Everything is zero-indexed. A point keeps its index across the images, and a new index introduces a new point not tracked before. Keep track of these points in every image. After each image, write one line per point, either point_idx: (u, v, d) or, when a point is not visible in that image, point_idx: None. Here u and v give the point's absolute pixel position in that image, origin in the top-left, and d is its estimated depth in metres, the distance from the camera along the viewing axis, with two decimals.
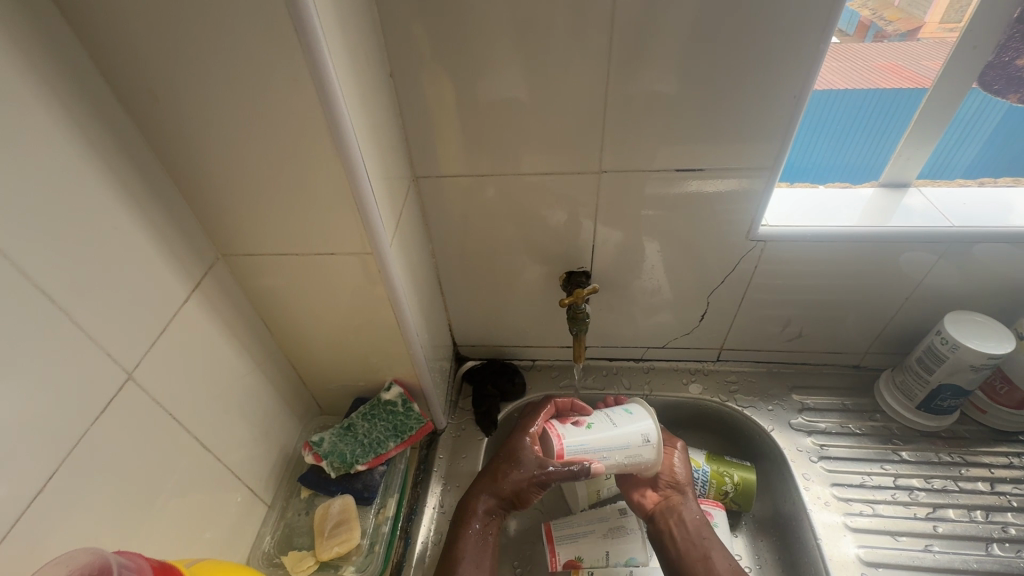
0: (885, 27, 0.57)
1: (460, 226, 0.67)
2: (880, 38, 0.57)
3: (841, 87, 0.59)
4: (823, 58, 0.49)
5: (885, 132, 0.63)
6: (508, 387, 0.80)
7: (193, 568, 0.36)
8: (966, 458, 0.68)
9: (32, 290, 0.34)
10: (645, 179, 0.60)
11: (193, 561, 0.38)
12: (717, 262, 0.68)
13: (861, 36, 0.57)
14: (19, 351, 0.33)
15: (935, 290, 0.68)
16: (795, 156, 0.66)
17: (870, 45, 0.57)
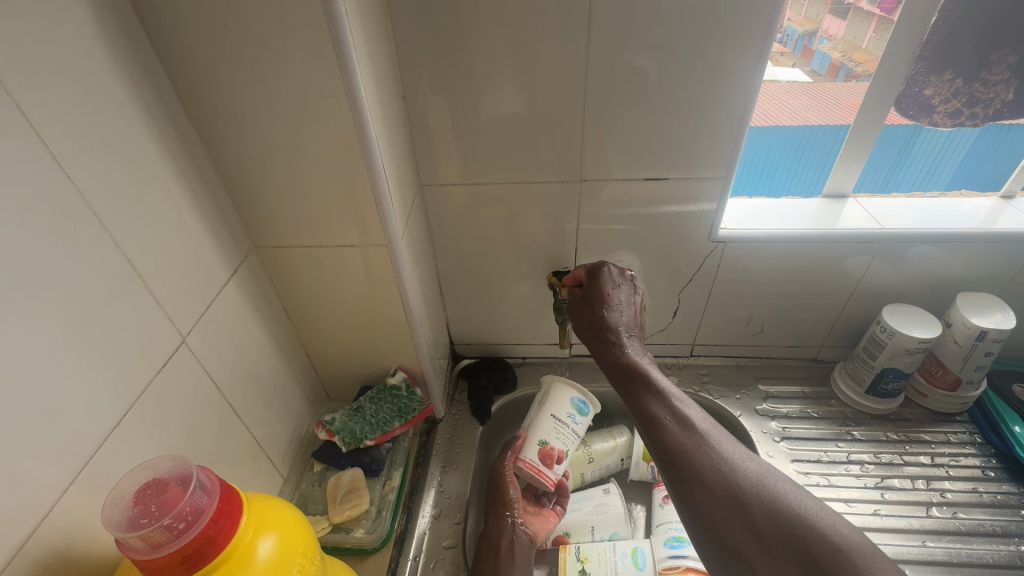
0: (855, 68, 0.67)
1: (458, 231, 0.75)
2: (853, 77, 0.67)
3: (815, 122, 0.71)
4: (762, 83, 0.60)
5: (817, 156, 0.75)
6: (501, 381, 0.87)
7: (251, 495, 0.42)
8: (909, 436, 0.77)
9: (120, 256, 0.41)
10: (620, 187, 0.69)
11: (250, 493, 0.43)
12: (685, 262, 0.76)
13: (832, 77, 0.68)
14: (108, 305, 0.40)
15: (874, 286, 0.78)
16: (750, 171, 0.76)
17: (841, 84, 0.68)
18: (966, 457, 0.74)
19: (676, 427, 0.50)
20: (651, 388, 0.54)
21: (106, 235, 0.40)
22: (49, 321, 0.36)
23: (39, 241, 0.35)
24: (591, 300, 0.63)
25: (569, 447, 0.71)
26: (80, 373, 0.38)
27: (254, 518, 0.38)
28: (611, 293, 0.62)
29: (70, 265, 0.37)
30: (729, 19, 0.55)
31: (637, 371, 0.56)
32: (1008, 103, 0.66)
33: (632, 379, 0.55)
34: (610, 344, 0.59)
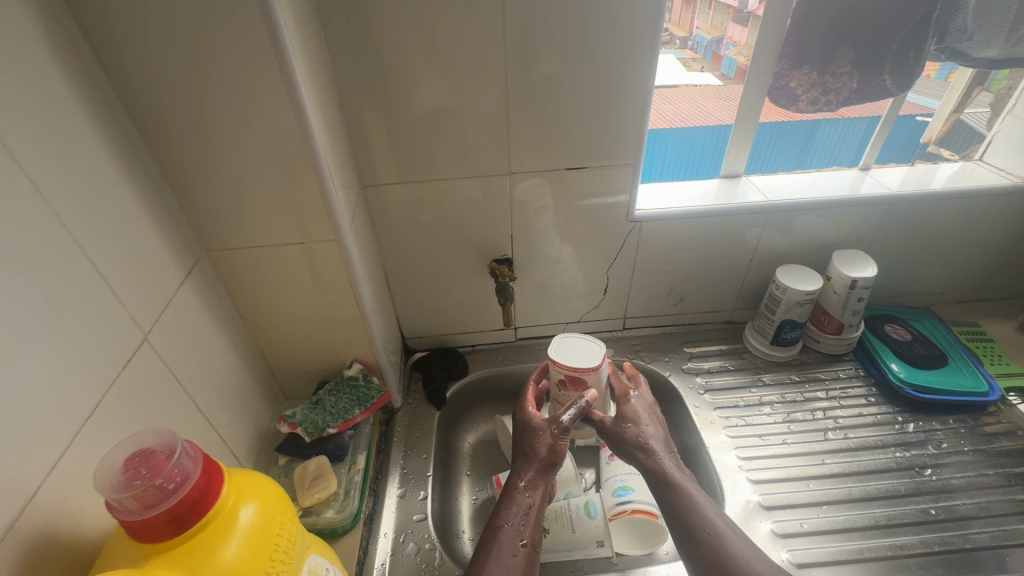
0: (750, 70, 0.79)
1: (401, 228, 0.80)
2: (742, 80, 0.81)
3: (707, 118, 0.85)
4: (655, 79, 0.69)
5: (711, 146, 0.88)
6: (454, 368, 0.93)
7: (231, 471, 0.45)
8: (808, 376, 0.90)
9: (79, 257, 0.43)
10: (546, 178, 0.76)
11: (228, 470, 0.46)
12: (609, 243, 0.85)
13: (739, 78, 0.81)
14: (70, 303, 0.42)
15: (767, 252, 0.91)
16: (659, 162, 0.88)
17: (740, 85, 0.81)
18: (852, 389, 0.88)
19: (709, 531, 0.58)
20: (685, 495, 0.62)
21: (65, 236, 0.42)
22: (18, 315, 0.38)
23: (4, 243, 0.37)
24: (621, 423, 0.72)
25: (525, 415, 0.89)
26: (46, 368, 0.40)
27: (235, 486, 0.42)
28: (639, 413, 0.73)
29: (33, 265, 0.39)
30: (624, 25, 0.64)
31: (670, 479, 0.64)
32: (854, 90, 0.79)
33: (666, 489, 0.64)
34: (645, 457, 0.68)
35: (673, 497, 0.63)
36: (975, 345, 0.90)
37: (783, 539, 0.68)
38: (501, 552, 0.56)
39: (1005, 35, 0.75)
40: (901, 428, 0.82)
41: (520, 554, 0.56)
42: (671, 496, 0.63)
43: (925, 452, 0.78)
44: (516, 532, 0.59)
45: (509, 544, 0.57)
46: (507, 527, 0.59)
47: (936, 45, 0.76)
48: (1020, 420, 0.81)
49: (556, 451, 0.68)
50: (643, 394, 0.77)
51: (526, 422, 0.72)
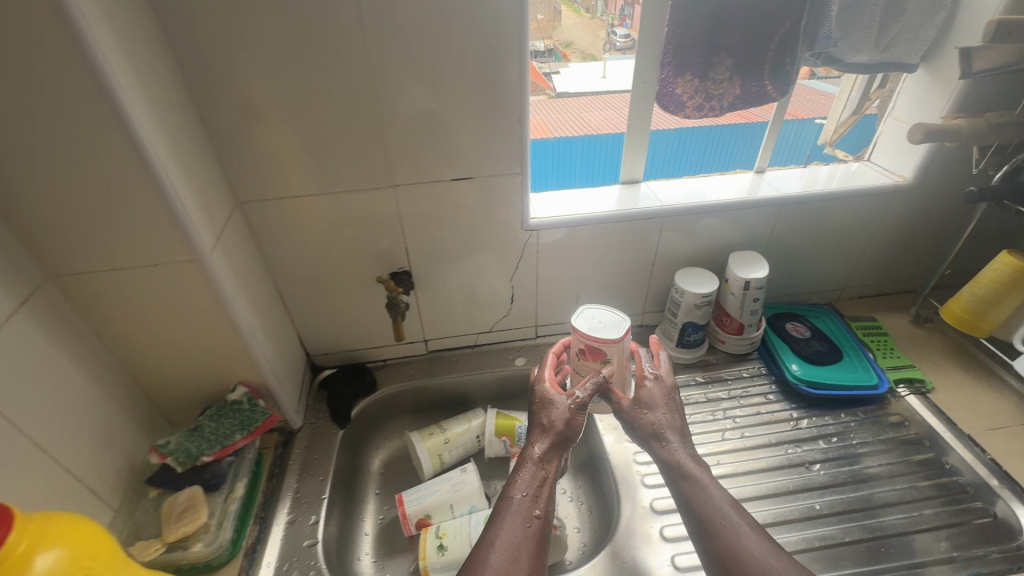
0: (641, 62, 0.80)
1: (289, 244, 0.77)
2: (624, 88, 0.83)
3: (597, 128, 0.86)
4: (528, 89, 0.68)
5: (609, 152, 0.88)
6: (361, 384, 0.91)
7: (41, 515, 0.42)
8: (712, 376, 0.91)
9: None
10: (432, 190, 0.75)
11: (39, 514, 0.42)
12: (509, 252, 0.85)
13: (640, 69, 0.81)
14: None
15: (669, 256, 0.92)
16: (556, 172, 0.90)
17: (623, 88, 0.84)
18: (753, 387, 0.89)
19: (720, 525, 0.60)
20: (701, 489, 0.63)
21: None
22: None
23: None
24: (638, 407, 0.71)
25: (437, 430, 0.88)
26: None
27: (30, 531, 0.39)
28: (657, 398, 0.71)
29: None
30: (488, 35, 0.63)
31: (685, 471, 0.66)
32: (738, 96, 0.81)
33: (681, 481, 0.65)
34: (660, 446, 0.68)
35: (687, 489, 0.64)
36: (869, 340, 0.93)
37: (670, 543, 0.69)
38: (512, 523, 0.59)
39: (874, 39, 0.77)
40: (796, 424, 0.83)
41: (532, 526, 0.59)
42: (689, 487, 0.64)
43: (817, 447, 0.80)
44: (529, 504, 0.61)
45: (522, 515, 0.60)
46: (520, 498, 0.61)
47: (807, 52, 0.78)
48: (907, 411, 0.83)
49: (571, 425, 0.68)
50: (667, 376, 0.74)
51: (543, 395, 0.71)
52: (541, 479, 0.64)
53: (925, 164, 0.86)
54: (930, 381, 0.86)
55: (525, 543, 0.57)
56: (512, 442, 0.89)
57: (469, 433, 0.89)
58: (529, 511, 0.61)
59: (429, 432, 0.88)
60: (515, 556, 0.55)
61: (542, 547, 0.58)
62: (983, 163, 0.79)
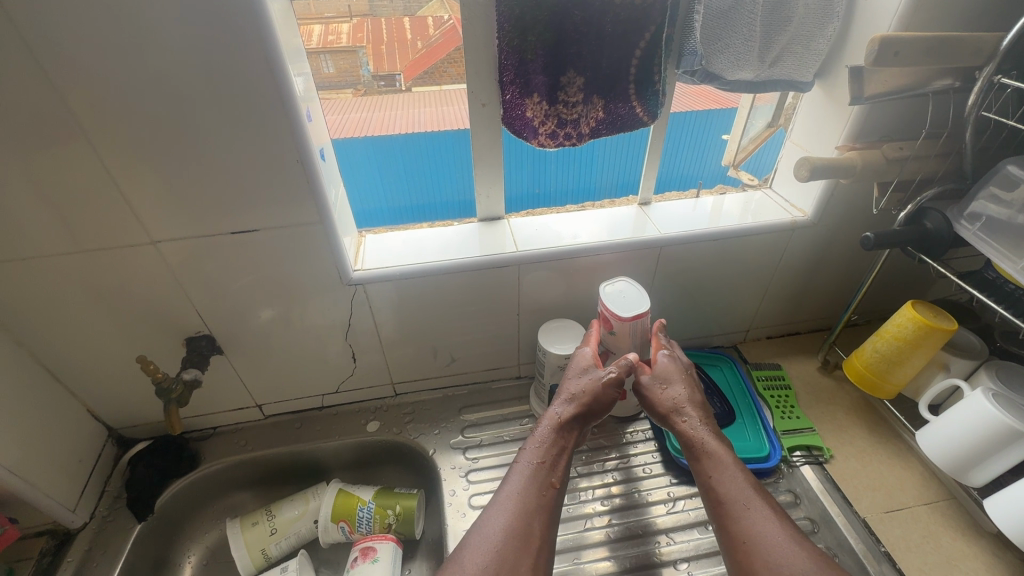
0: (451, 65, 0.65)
1: (35, 316, 0.62)
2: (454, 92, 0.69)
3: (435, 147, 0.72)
4: (302, 120, 0.54)
5: (454, 170, 0.75)
6: (172, 465, 0.76)
7: None
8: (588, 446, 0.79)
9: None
10: (211, 245, 0.60)
11: None
12: (335, 309, 0.71)
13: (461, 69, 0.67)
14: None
15: (538, 304, 0.79)
16: (401, 200, 0.77)
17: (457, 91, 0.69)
18: (631, 455, 0.78)
19: (742, 507, 0.55)
20: (721, 470, 0.58)
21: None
22: None
23: None
24: (656, 380, 0.67)
25: (264, 515, 0.76)
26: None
27: None
28: (673, 372, 0.67)
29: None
30: (225, 54, 0.48)
31: (702, 450, 0.61)
32: (602, 120, 0.67)
33: (697, 459, 0.61)
34: (677, 421, 0.64)
35: (709, 463, 0.60)
36: (770, 395, 0.82)
37: None
38: (526, 490, 0.57)
39: (757, 52, 0.64)
40: (672, 506, 0.72)
41: (547, 495, 0.58)
42: (704, 467, 0.60)
43: (690, 538, 0.68)
44: (545, 473, 0.59)
45: (538, 483, 0.58)
46: (537, 468, 0.59)
47: (677, 68, 0.67)
48: (801, 487, 0.72)
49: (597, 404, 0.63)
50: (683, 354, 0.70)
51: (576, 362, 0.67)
52: (557, 449, 0.61)
53: (825, 200, 0.74)
54: (829, 448, 0.75)
55: (538, 513, 0.56)
56: (352, 528, 0.76)
57: (303, 518, 0.76)
58: (538, 482, 0.58)
59: (253, 519, 0.75)
60: (526, 526, 0.54)
61: (550, 520, 0.56)
62: (883, 201, 0.68)
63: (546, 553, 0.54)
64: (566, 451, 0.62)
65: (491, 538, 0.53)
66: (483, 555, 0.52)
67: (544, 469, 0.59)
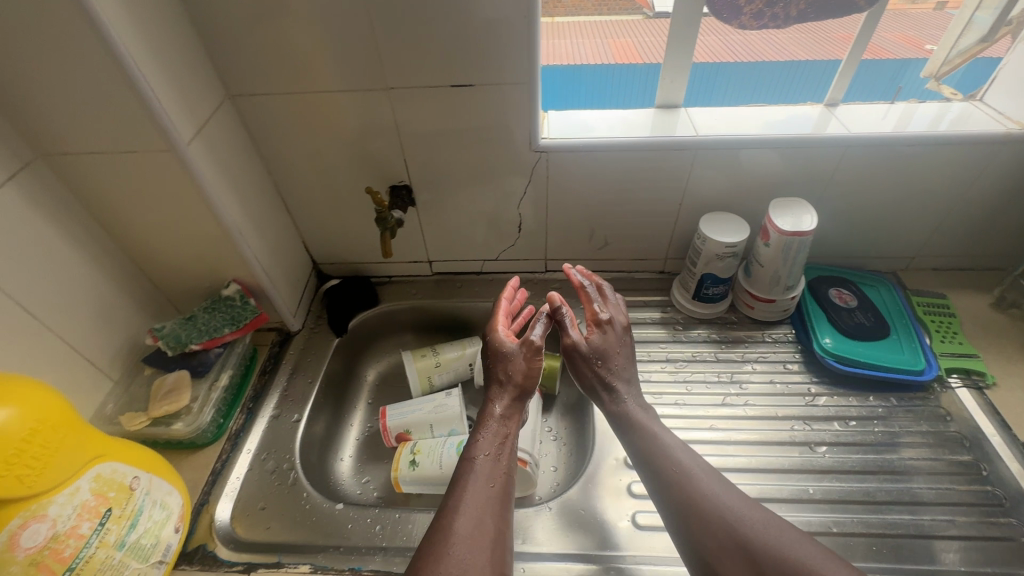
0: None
1: (285, 147, 0.74)
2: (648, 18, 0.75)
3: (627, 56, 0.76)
4: None
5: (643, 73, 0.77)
6: (361, 298, 0.90)
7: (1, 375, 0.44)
8: (729, 337, 0.83)
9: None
10: (432, 96, 0.68)
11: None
12: (516, 175, 0.78)
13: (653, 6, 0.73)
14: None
15: (699, 197, 0.81)
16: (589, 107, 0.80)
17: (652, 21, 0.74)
18: (773, 353, 0.80)
19: (676, 466, 0.57)
20: (651, 437, 0.61)
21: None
22: None
23: None
24: (593, 353, 0.67)
25: (430, 352, 0.88)
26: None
27: None
28: (613, 345, 0.68)
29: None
30: None
31: (636, 421, 0.63)
32: (811, 3, 0.67)
33: (632, 430, 0.62)
34: (609, 397, 0.66)
35: (636, 437, 0.62)
36: (930, 320, 0.80)
37: (634, 499, 0.64)
38: (475, 483, 0.56)
39: None
40: (812, 399, 0.74)
41: (496, 485, 0.56)
42: (635, 434, 0.62)
43: (828, 428, 0.71)
44: (492, 466, 0.58)
45: (486, 476, 0.57)
46: (484, 460, 0.58)
47: None
48: (953, 406, 0.72)
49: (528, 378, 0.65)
50: (618, 321, 0.70)
51: (496, 348, 0.67)
52: (501, 441, 0.60)
53: None
54: (992, 376, 0.73)
55: (493, 499, 0.55)
56: None
57: (462, 359, 0.88)
58: (485, 473, 0.57)
59: (422, 353, 0.88)
60: (482, 517, 0.52)
61: (502, 515, 0.54)
62: None
63: (505, 545, 0.52)
64: (510, 441, 0.61)
65: (458, 536, 0.50)
66: (449, 557, 0.48)
67: (489, 460, 0.58)
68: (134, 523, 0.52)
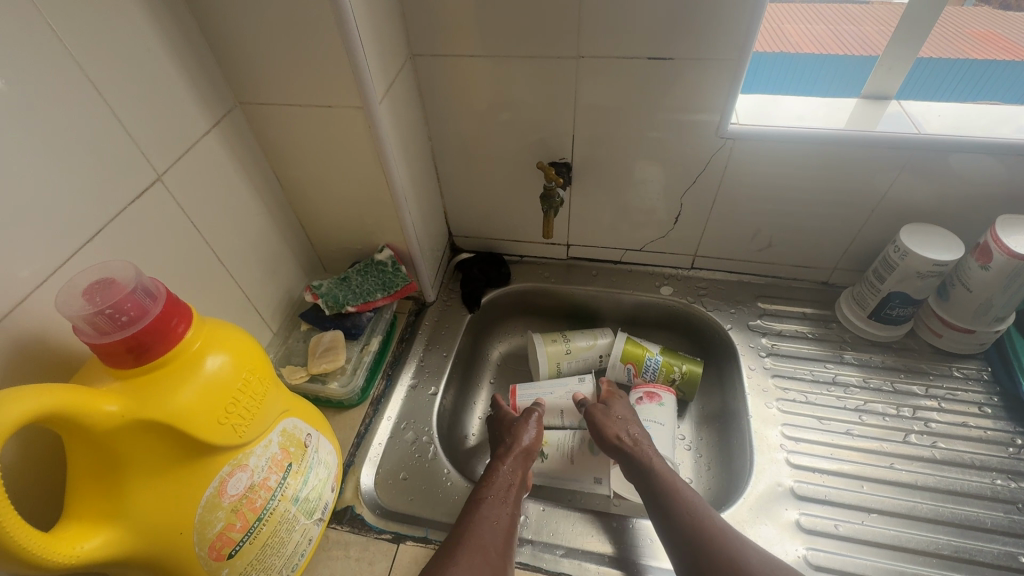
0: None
1: (452, 113, 0.72)
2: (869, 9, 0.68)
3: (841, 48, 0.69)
4: None
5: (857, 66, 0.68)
6: (495, 275, 0.88)
7: (217, 323, 0.44)
8: (909, 366, 0.73)
9: (74, 77, 0.42)
10: (622, 68, 0.63)
11: (215, 321, 0.44)
12: (690, 162, 0.71)
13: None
14: (55, 126, 0.41)
15: (899, 205, 0.70)
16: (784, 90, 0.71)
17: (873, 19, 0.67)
18: (965, 392, 0.70)
19: (683, 501, 0.55)
20: (655, 474, 0.59)
21: (54, 47, 0.40)
22: (39, 131, 0.40)
23: (21, 63, 0.38)
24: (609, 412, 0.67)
25: (560, 339, 0.83)
26: (34, 181, 0.40)
27: (206, 334, 0.42)
28: (628, 414, 0.67)
29: (15, 75, 0.38)
30: None
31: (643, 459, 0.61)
32: None
33: (639, 469, 0.60)
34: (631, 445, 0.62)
35: (641, 476, 0.60)
36: None
37: (806, 534, 0.58)
38: (483, 522, 0.54)
39: None
40: (1016, 452, 0.64)
41: (503, 525, 0.55)
42: (644, 472, 0.60)
43: None
44: (499, 508, 0.56)
45: (494, 518, 0.55)
46: (492, 500, 0.57)
47: None
48: None
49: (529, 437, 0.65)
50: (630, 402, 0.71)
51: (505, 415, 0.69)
52: (505, 490, 0.59)
53: None
54: None
55: (497, 540, 0.53)
56: (637, 372, 0.80)
57: (593, 351, 0.82)
58: (488, 515, 0.55)
59: (552, 339, 0.83)
60: (483, 556, 0.51)
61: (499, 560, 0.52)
62: None
63: None
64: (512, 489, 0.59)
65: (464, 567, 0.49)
66: None
67: (494, 506, 0.56)
68: (306, 480, 0.52)
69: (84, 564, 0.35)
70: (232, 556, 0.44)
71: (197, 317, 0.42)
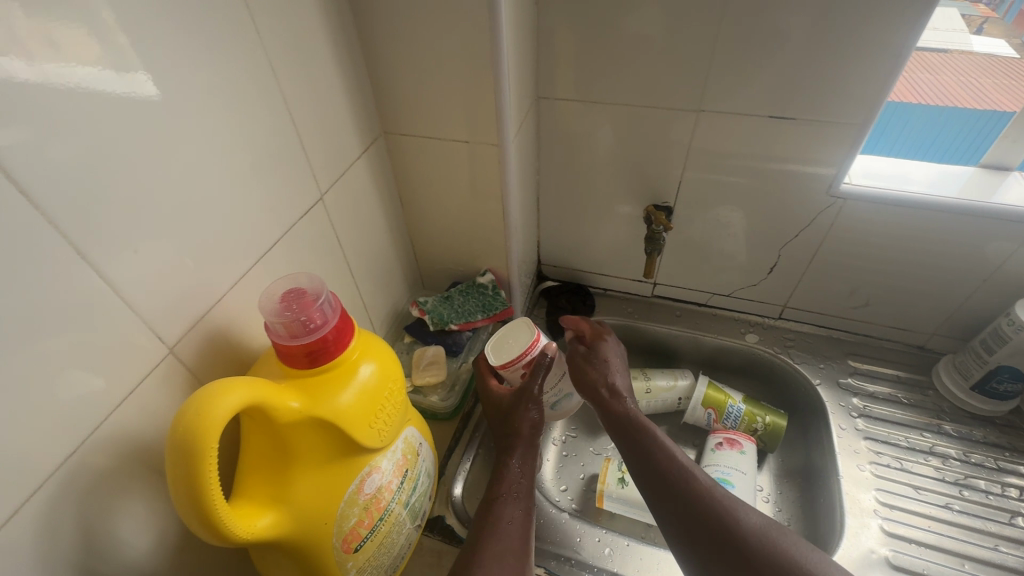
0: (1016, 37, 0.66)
1: (563, 152, 0.76)
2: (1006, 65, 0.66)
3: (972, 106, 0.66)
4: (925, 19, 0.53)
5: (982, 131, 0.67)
6: (580, 306, 0.91)
7: (372, 337, 0.48)
8: (1014, 445, 0.70)
9: (279, 109, 0.48)
10: (740, 124, 0.65)
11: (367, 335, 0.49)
12: (795, 215, 0.72)
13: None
14: (262, 150, 0.47)
15: (1014, 278, 0.68)
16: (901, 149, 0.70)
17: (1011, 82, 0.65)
18: None
19: (670, 457, 0.52)
20: (646, 434, 0.55)
21: (270, 84, 0.47)
22: (250, 155, 0.46)
23: (247, 98, 0.45)
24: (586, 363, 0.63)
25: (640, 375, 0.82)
26: (241, 195, 0.46)
27: (362, 345, 0.46)
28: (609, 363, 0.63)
29: (243, 107, 0.44)
30: None
31: (634, 420, 0.57)
32: None
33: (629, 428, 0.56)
34: (614, 401, 0.59)
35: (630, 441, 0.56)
36: None
37: None
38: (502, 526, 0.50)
39: None
40: None
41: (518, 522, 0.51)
42: (635, 433, 0.56)
43: None
44: (514, 508, 0.53)
45: (509, 520, 0.51)
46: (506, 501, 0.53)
47: None
48: None
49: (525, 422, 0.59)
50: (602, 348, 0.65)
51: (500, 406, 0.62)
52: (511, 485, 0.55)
53: None
54: None
55: (516, 539, 0.50)
56: (718, 418, 0.79)
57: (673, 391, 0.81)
58: (500, 513, 0.52)
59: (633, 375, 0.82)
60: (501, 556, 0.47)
61: (518, 555, 0.48)
62: None
63: None
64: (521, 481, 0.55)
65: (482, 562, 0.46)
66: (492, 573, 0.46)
67: (506, 505, 0.53)
68: (416, 487, 0.55)
69: (258, 539, 0.39)
70: (357, 550, 0.48)
71: (360, 332, 0.47)
